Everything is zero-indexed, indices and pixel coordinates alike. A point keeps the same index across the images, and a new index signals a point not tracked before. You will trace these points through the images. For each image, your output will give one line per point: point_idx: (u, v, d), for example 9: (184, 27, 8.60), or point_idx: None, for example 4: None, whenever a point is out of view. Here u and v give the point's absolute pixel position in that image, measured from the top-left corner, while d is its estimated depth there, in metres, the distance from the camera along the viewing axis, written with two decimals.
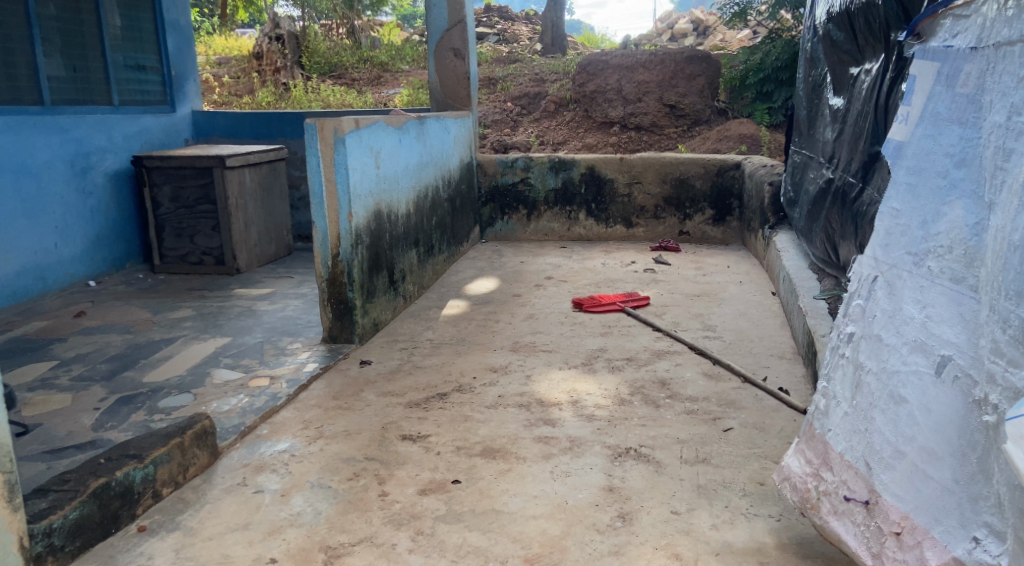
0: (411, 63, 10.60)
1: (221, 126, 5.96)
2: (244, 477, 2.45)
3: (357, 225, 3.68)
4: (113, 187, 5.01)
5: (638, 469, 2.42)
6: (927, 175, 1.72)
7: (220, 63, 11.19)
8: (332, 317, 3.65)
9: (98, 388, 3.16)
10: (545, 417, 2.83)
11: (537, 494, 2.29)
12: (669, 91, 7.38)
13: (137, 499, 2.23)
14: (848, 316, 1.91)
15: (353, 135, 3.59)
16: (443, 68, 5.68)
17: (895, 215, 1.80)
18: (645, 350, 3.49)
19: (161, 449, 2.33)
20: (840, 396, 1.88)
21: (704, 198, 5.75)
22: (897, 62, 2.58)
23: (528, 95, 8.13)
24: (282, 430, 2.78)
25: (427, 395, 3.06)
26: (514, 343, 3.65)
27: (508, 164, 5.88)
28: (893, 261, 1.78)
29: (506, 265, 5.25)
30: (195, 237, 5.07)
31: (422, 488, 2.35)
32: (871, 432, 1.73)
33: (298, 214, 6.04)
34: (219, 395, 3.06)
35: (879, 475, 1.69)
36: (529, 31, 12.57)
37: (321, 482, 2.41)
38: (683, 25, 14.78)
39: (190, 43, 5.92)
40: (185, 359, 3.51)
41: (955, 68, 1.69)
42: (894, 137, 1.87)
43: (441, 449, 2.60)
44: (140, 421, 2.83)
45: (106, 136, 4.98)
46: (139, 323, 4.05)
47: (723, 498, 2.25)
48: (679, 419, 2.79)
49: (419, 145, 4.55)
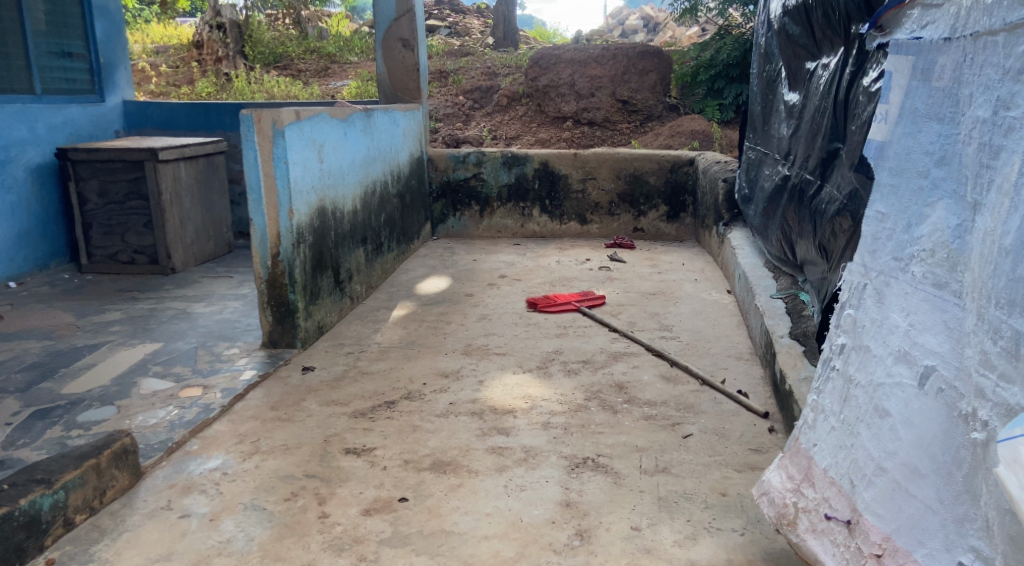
0: (360, 54, 10.26)
1: (155, 118, 5.64)
2: (169, 500, 2.24)
3: (299, 223, 3.47)
4: (35, 182, 4.67)
5: (596, 482, 2.29)
6: (910, 175, 1.63)
7: (158, 51, 10.66)
8: (272, 321, 3.44)
9: (10, 401, 2.89)
10: (498, 425, 2.68)
11: (490, 511, 2.15)
12: (622, 86, 7.36)
13: (45, 530, 2.01)
14: (839, 326, 1.82)
15: (292, 127, 3.36)
16: (392, 59, 5.47)
17: (880, 219, 1.71)
18: (601, 352, 3.37)
19: (74, 472, 2.10)
20: (828, 410, 1.80)
21: (658, 195, 5.68)
22: (858, 56, 2.45)
23: (480, 88, 7.93)
24: (214, 446, 2.57)
25: (374, 404, 2.88)
26: (466, 346, 3.50)
27: (460, 159, 5.71)
28: (881, 267, 1.69)
29: (458, 263, 5.07)
30: (126, 234, 4.77)
31: (365, 509, 2.18)
32: (857, 448, 1.66)
33: (239, 210, 5.76)
34: (145, 408, 2.83)
35: (862, 493, 1.62)
36: (481, 24, 12.41)
37: (254, 503, 2.22)
38: (633, 22, 14.95)
39: (120, 29, 5.58)
40: (110, 367, 3.26)
41: (930, 61, 1.61)
42: (876, 137, 1.78)
43: (387, 464, 2.43)
44: (55, 438, 2.59)
45: (28, 128, 4.63)
46: (61, 328, 3.77)
47: (684, 511, 2.13)
48: (637, 425, 2.67)
49: (365, 138, 4.33)
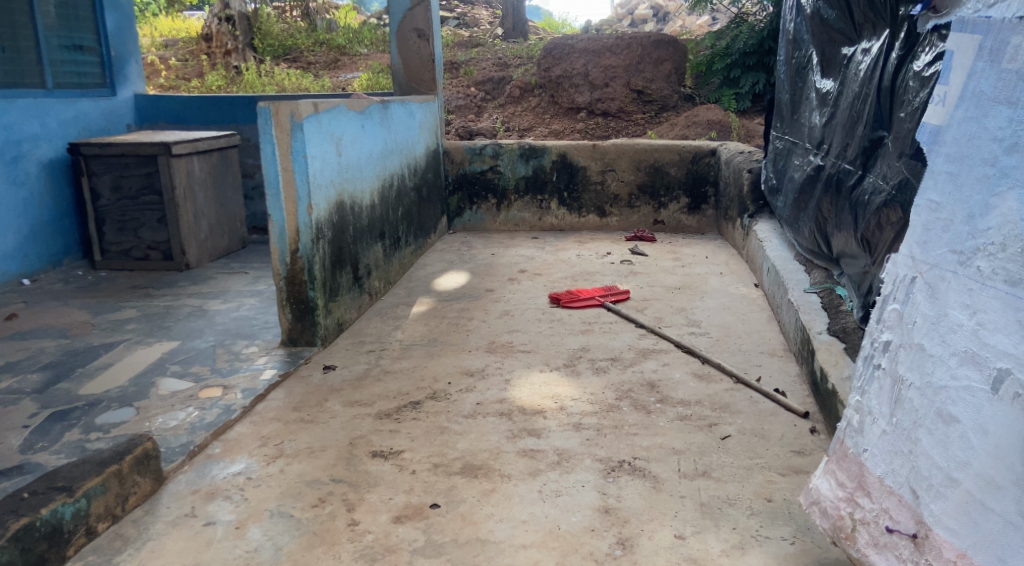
0: (369, 45, 10.18)
1: (167, 111, 5.57)
2: (193, 507, 2.17)
3: (318, 218, 3.39)
4: (48, 177, 4.61)
5: (635, 487, 2.21)
6: (972, 162, 1.51)
7: (167, 44, 10.55)
8: (291, 319, 3.36)
9: (27, 403, 2.82)
10: (528, 427, 2.59)
11: (526, 518, 2.06)
12: (636, 75, 7.21)
13: (67, 540, 1.94)
14: (884, 322, 1.72)
15: (311, 119, 3.27)
16: (407, 50, 5.36)
17: (934, 209, 1.59)
18: (630, 350, 3.27)
19: (95, 479, 2.03)
20: (876, 412, 1.70)
21: (678, 186, 5.57)
22: (908, 39, 2.34)
23: (492, 79, 7.80)
24: (236, 449, 2.50)
25: (399, 405, 2.80)
26: (490, 343, 3.41)
27: (477, 151, 5.61)
28: (934, 260, 1.58)
29: (476, 258, 4.98)
30: (140, 230, 4.70)
31: (396, 516, 2.10)
32: (918, 455, 1.57)
33: (252, 204, 5.68)
34: (165, 410, 2.76)
35: (929, 505, 1.53)
36: (490, 14, 12.26)
37: (281, 510, 2.15)
38: (642, 10, 14.75)
39: (131, 22, 5.51)
40: (127, 367, 3.19)
41: (1001, 40, 1.48)
42: (930, 121, 1.65)
43: (416, 468, 2.35)
44: (74, 442, 2.52)
45: (40, 123, 4.57)
46: (77, 326, 3.70)
47: (730, 518, 2.05)
48: (672, 426, 2.58)
49: (382, 131, 4.24)
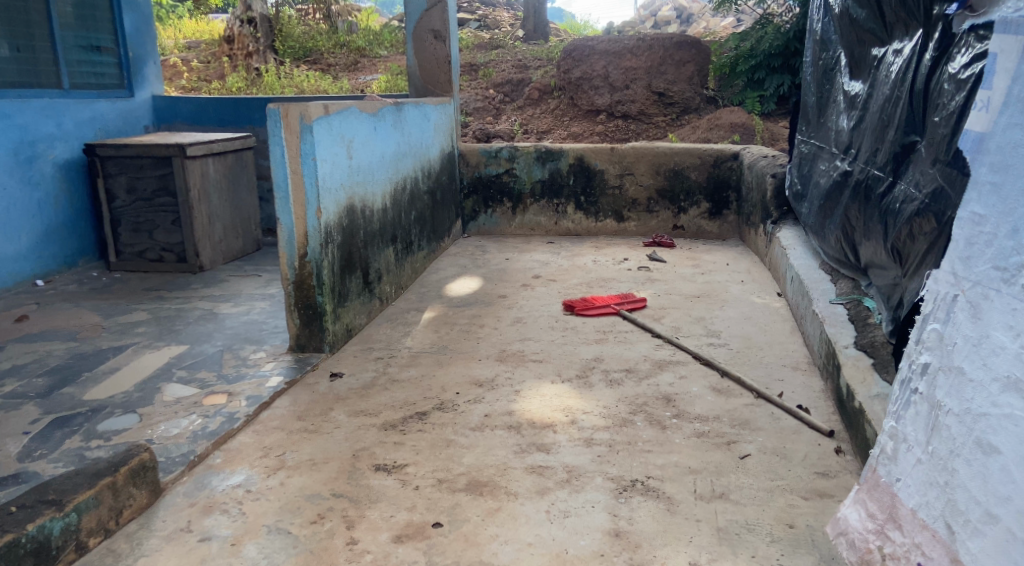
0: (389, 48, 10.18)
1: (184, 113, 5.54)
2: (189, 521, 2.10)
3: (327, 222, 3.32)
4: (63, 178, 4.59)
5: (647, 508, 2.10)
6: (1017, 171, 1.39)
7: (190, 47, 10.58)
8: (299, 324, 3.29)
9: (30, 408, 2.77)
10: (537, 441, 2.49)
11: (531, 541, 1.97)
12: (657, 78, 7.05)
13: (55, 556, 1.87)
14: (922, 342, 1.60)
15: (321, 121, 3.20)
16: (422, 52, 5.30)
17: (977, 222, 1.47)
18: (645, 361, 3.16)
19: (87, 493, 1.96)
20: (912, 439, 1.59)
21: (699, 191, 5.44)
22: (942, 40, 2.22)
23: (511, 81, 7.72)
24: (237, 460, 2.43)
25: (404, 416, 2.71)
26: (501, 352, 3.31)
27: (492, 154, 5.52)
28: (977, 277, 1.46)
29: (490, 263, 4.89)
30: (154, 231, 4.67)
31: (397, 535, 2.01)
32: (954, 487, 1.46)
33: (266, 206, 5.63)
34: (167, 417, 2.70)
35: (965, 542, 1.42)
36: (510, 16, 12.15)
37: (278, 526, 2.07)
38: (666, 12, 14.56)
39: (149, 23, 5.49)
40: (134, 371, 3.14)
41: None
42: (973, 128, 1.53)
43: (419, 484, 2.26)
44: (74, 449, 2.47)
45: (55, 123, 4.55)
46: (86, 329, 3.66)
47: (747, 545, 1.94)
48: (688, 443, 2.47)
49: (396, 133, 4.17)
